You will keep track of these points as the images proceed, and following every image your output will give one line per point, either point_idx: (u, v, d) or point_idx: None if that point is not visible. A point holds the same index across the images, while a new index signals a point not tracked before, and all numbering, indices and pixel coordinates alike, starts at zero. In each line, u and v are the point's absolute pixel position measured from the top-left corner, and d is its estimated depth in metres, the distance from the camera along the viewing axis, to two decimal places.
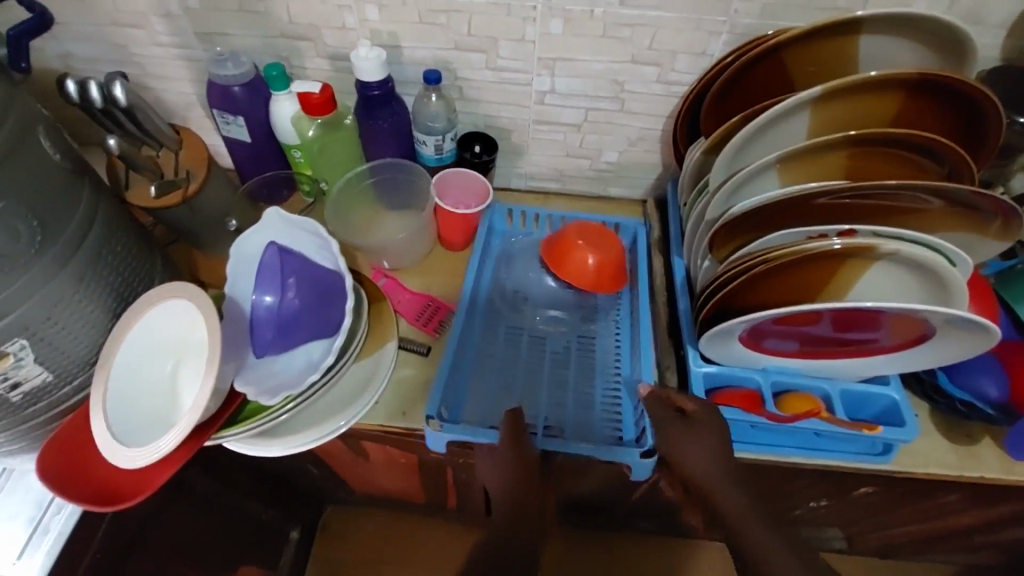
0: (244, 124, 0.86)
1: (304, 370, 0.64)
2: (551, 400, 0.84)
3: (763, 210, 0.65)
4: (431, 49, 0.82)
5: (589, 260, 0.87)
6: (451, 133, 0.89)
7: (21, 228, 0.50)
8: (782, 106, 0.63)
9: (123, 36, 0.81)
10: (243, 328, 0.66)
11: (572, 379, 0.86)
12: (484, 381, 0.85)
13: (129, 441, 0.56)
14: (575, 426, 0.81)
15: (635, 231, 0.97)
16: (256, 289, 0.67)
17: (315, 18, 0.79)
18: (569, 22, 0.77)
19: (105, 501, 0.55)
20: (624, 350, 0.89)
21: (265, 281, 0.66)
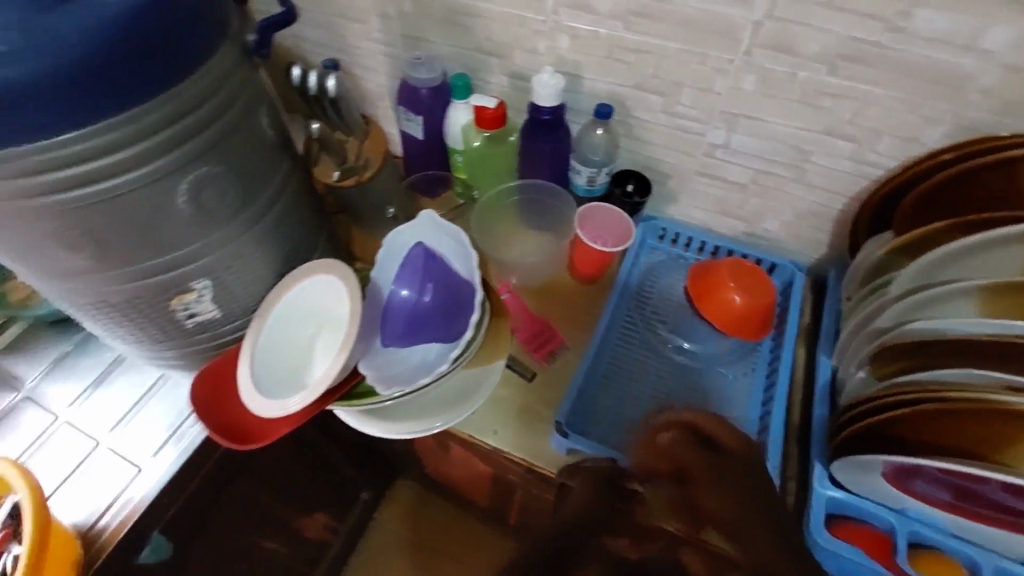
0: (421, 124, 0.93)
1: (418, 369, 0.67)
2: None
3: (948, 345, 0.57)
4: (610, 84, 0.81)
5: (736, 301, 0.83)
6: (607, 167, 0.88)
7: (228, 190, 0.58)
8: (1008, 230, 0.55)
9: (344, 27, 0.91)
10: (373, 314, 0.70)
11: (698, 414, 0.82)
12: (602, 390, 0.83)
13: (262, 388, 0.63)
14: None
15: (791, 274, 0.90)
16: (395, 281, 0.71)
17: (510, 38, 0.82)
18: (765, 81, 0.72)
19: (231, 437, 0.62)
20: (757, 393, 0.83)
21: (406, 278, 0.70)
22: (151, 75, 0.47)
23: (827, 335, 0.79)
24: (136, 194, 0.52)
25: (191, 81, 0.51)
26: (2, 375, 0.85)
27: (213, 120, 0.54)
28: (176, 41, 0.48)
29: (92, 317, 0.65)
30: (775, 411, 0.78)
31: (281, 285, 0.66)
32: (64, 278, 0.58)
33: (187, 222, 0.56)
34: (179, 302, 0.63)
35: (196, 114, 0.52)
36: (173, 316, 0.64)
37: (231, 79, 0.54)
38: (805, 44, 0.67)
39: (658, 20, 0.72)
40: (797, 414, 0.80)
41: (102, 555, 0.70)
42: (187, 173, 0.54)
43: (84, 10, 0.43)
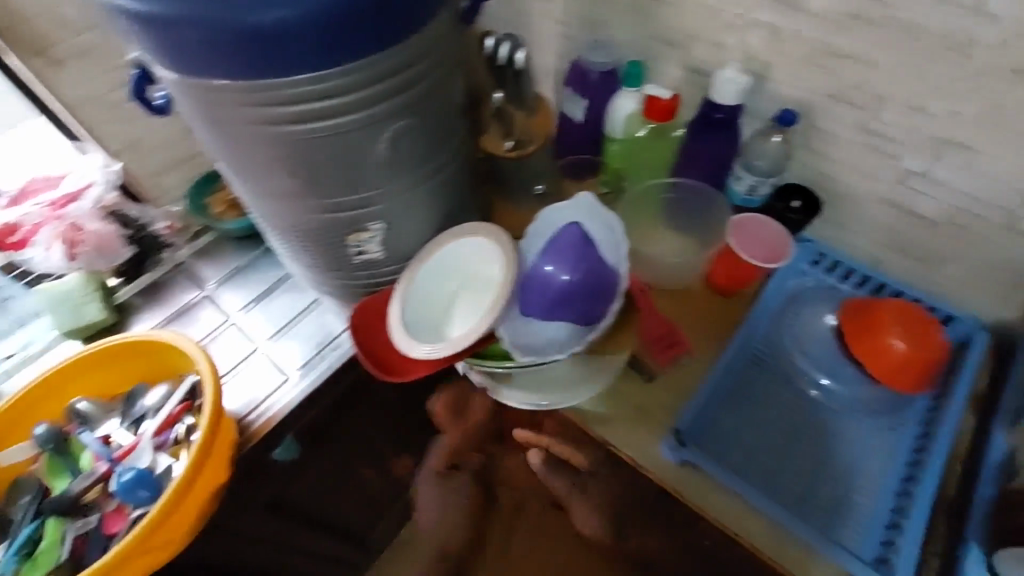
0: (584, 107, 0.92)
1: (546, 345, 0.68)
2: (797, 466, 0.75)
3: None
4: (799, 90, 0.75)
5: (902, 349, 0.74)
6: (773, 179, 0.83)
7: (414, 142, 0.62)
8: None
9: (528, 4, 0.94)
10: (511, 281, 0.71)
11: (828, 458, 0.75)
12: (724, 409, 0.79)
13: (410, 328, 0.69)
14: (801, 504, 0.72)
15: (969, 330, 0.79)
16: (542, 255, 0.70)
17: (697, 29, 0.79)
18: (995, 109, 0.63)
19: (377, 365, 0.69)
20: (903, 451, 0.75)
21: (550, 256, 0.70)
22: (385, 31, 0.52)
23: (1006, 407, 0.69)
24: (344, 134, 0.57)
25: (410, 41, 0.55)
26: (192, 273, 0.99)
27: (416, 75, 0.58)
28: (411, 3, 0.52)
29: (278, 236, 0.74)
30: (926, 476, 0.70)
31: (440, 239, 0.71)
32: (270, 198, 0.66)
33: (378, 169, 0.62)
34: (355, 239, 0.69)
35: (407, 72, 0.56)
36: (345, 251, 0.71)
37: (438, 39, 0.58)
38: None
39: (876, 26, 0.65)
40: (953, 488, 0.71)
41: (248, 444, 0.80)
42: (388, 124, 0.59)
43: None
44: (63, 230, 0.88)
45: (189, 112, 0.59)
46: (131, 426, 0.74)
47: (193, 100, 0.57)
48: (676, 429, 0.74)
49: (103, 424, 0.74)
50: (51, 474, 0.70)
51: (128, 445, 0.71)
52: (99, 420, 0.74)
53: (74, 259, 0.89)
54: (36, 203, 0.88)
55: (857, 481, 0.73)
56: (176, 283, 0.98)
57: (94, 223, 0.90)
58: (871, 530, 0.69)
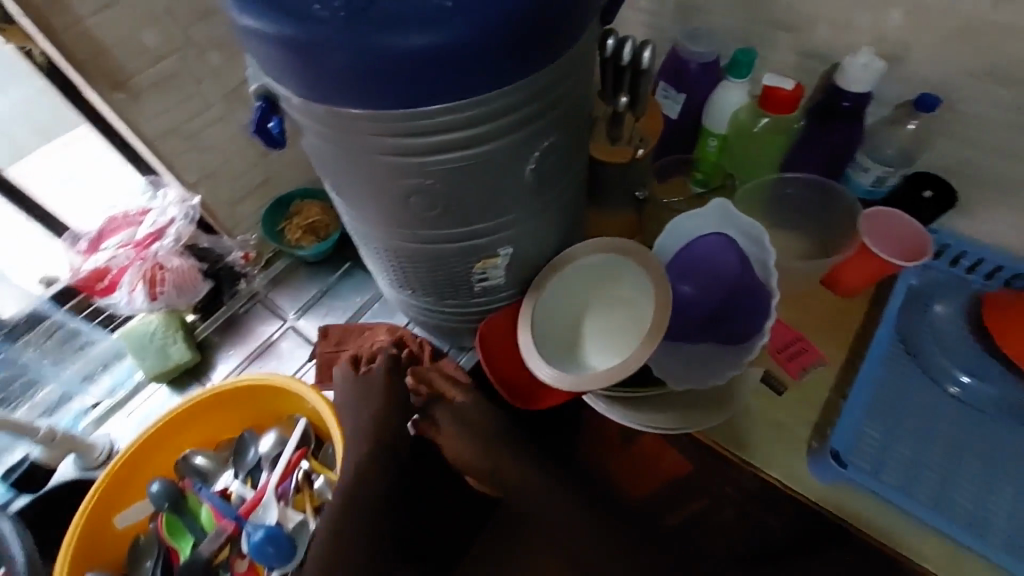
0: (682, 102, 0.86)
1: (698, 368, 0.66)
2: (958, 478, 0.69)
3: None
4: (941, 71, 0.69)
5: None
6: (905, 168, 0.76)
7: (548, 162, 0.57)
8: None
9: None
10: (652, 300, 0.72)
11: (994, 470, 0.69)
12: (869, 418, 0.73)
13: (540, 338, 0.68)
14: (976, 522, 0.66)
15: None
16: (683, 274, 0.70)
17: (818, 11, 0.73)
18: None
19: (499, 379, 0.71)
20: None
21: (691, 270, 0.70)
22: (548, 49, 0.48)
23: None
24: (488, 161, 0.53)
25: (565, 55, 0.50)
26: (270, 304, 0.94)
27: (559, 86, 0.52)
28: (568, 12, 0.47)
29: (386, 266, 0.70)
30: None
31: (575, 253, 0.69)
32: (392, 229, 0.61)
33: (522, 193, 0.58)
34: (480, 267, 0.65)
35: (562, 87, 0.53)
36: (468, 280, 0.67)
37: (581, 48, 0.52)
38: None
39: None
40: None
41: None
42: (535, 147, 0.54)
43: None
44: (146, 270, 0.84)
45: (315, 142, 0.55)
46: (246, 477, 0.71)
47: (324, 131, 0.53)
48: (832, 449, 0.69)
49: (218, 478, 0.72)
50: (170, 530, 0.69)
51: (250, 499, 0.67)
52: (215, 474, 0.72)
53: (155, 299, 0.85)
54: (120, 245, 0.84)
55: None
56: (256, 315, 0.94)
57: (174, 260, 0.85)
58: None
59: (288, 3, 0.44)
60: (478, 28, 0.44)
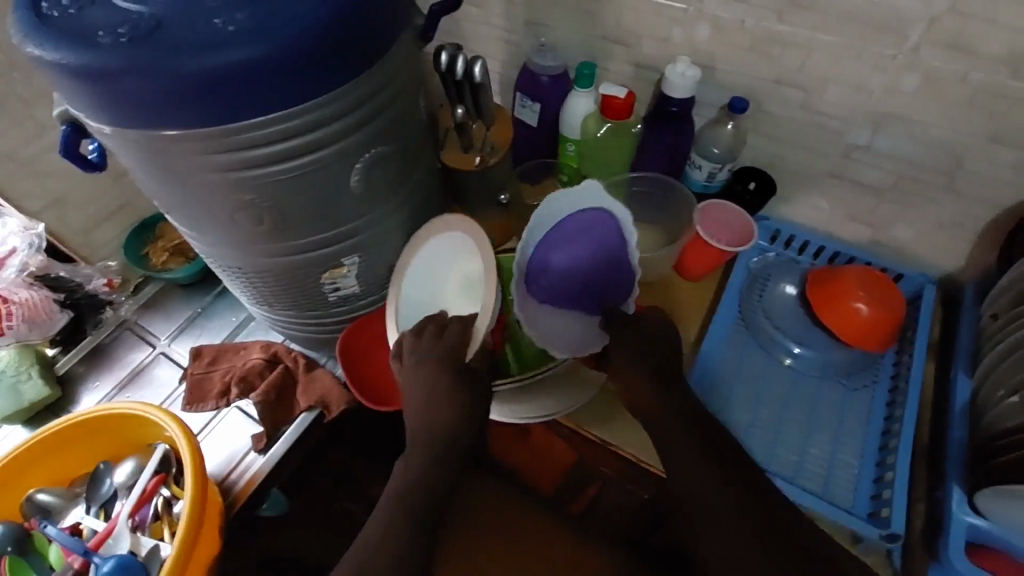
0: (538, 111, 0.93)
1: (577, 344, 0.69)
2: (784, 437, 0.77)
3: None
4: (746, 78, 0.78)
5: (860, 309, 0.78)
6: (730, 163, 0.85)
7: (385, 172, 0.60)
8: None
9: (465, 13, 0.95)
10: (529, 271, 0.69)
11: (815, 427, 0.78)
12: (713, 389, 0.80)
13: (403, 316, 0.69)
14: (798, 473, 0.74)
15: (921, 285, 0.84)
16: (559, 244, 0.68)
17: (641, 27, 0.81)
18: (929, 81, 0.67)
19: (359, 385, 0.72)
20: (878, 407, 0.79)
21: (568, 240, 0.68)
22: (347, 67, 0.51)
23: (964, 353, 0.74)
24: (310, 175, 0.55)
25: (374, 69, 0.53)
26: (139, 331, 0.91)
27: (375, 96, 0.55)
28: (367, 34, 0.50)
29: (241, 283, 0.70)
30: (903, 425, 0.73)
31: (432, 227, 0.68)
32: (232, 246, 0.62)
33: (352, 203, 0.60)
34: (330, 277, 0.66)
35: (374, 100, 0.55)
36: (320, 290, 0.68)
37: (395, 59, 0.55)
38: (989, 43, 0.62)
39: (816, 12, 0.68)
40: (927, 433, 0.74)
41: (235, 507, 0.76)
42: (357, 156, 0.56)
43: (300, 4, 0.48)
44: None
45: (130, 165, 0.55)
46: (99, 509, 0.70)
47: (136, 151, 0.53)
48: None
49: (68, 513, 0.70)
50: None
51: (100, 532, 0.66)
52: (63, 509, 0.70)
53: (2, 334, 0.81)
54: None
55: (843, 443, 0.77)
56: (124, 343, 0.90)
57: (21, 292, 0.82)
58: (862, 485, 0.72)
59: (77, 32, 0.46)
60: (270, 50, 0.46)
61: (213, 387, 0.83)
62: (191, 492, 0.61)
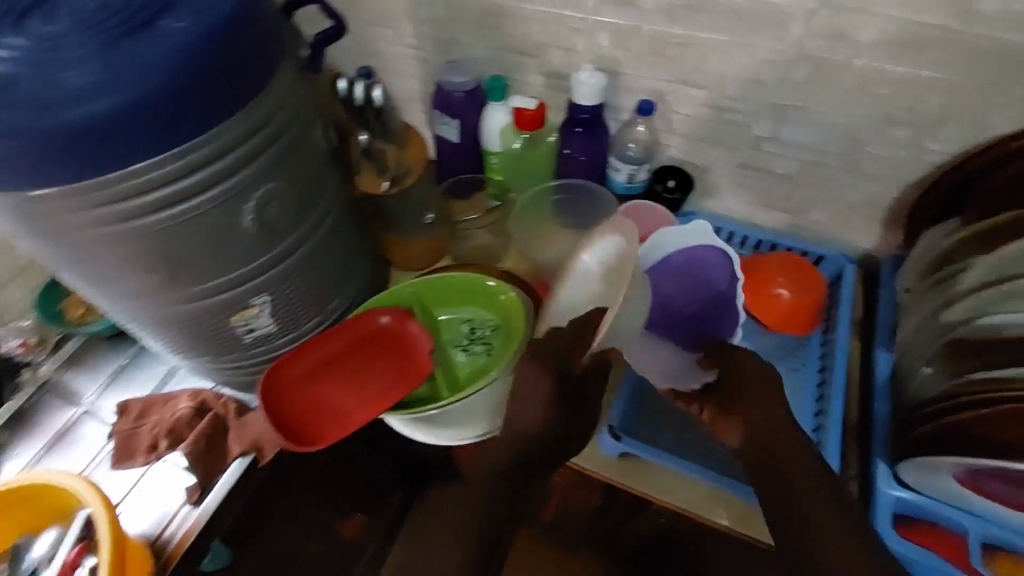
0: (457, 127, 0.92)
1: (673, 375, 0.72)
2: None
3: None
4: (651, 80, 0.79)
5: (782, 296, 0.80)
6: (647, 164, 0.87)
7: (286, 207, 0.59)
8: None
9: (375, 33, 0.94)
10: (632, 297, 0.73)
11: None
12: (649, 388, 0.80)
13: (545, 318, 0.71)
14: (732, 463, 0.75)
15: (841, 266, 0.87)
16: (666, 274, 0.76)
17: (546, 38, 0.81)
18: (818, 71, 0.69)
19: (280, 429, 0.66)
20: (809, 390, 0.80)
21: (672, 274, 0.76)
22: (217, 103, 0.49)
23: (884, 329, 0.76)
24: (200, 219, 0.53)
25: (256, 103, 0.52)
26: (62, 390, 0.87)
27: (259, 131, 0.54)
28: (237, 72, 0.50)
29: (150, 334, 0.67)
30: (831, 407, 0.74)
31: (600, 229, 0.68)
32: (129, 298, 0.59)
33: (249, 243, 0.58)
34: (241, 319, 0.64)
35: (258, 136, 0.54)
36: (232, 333, 0.65)
37: (275, 90, 0.54)
38: (865, 31, 0.64)
39: (704, 14, 0.70)
40: (856, 412, 0.75)
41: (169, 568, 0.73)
42: (249, 195, 0.55)
43: (160, 46, 0.47)
44: None
45: (7, 226, 0.53)
46: None
47: (5, 211, 0.50)
48: (609, 426, 0.74)
49: None
50: None
51: None
52: None
53: None
54: None
55: None
56: (45, 405, 0.86)
57: None
58: None
59: None
60: (137, 98, 0.45)
61: (142, 443, 0.80)
62: (108, 562, 0.60)
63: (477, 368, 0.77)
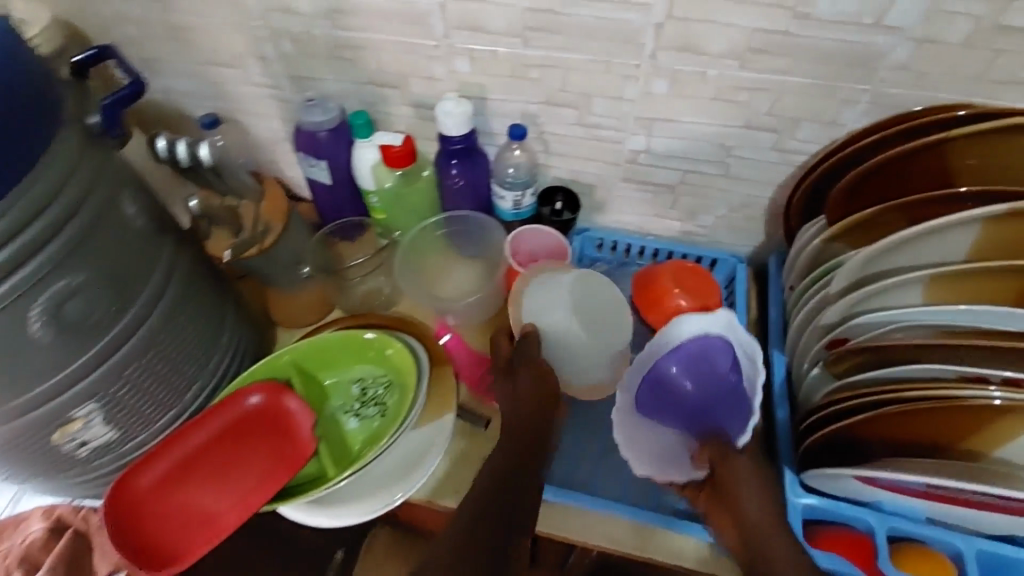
0: (327, 169, 0.85)
1: (663, 460, 0.73)
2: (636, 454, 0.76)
3: (893, 345, 0.55)
4: (519, 103, 0.76)
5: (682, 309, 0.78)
6: (532, 187, 0.83)
7: (96, 303, 0.53)
8: (931, 225, 0.54)
9: (221, 75, 0.85)
10: (633, 379, 0.74)
11: None
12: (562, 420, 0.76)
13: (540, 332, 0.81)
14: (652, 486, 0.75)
15: (733, 268, 0.88)
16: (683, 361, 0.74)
17: (403, 68, 0.76)
18: (675, 84, 0.68)
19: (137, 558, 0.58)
20: None
21: (690, 362, 0.74)
22: None
23: (777, 329, 0.77)
24: None
25: (20, 192, 0.45)
26: None
27: (31, 223, 0.46)
28: None
29: None
30: None
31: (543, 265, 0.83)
32: None
33: (47, 352, 0.51)
34: (64, 434, 0.57)
35: (26, 236, 0.46)
36: (60, 450, 0.59)
37: (49, 169, 0.47)
38: (711, 42, 0.63)
39: (556, 34, 0.67)
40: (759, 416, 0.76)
41: None
42: (33, 301, 0.48)
43: None
44: None
45: None
46: None
47: None
48: None
49: None
50: None
51: None
52: None
53: None
54: None
55: None
56: None
57: None
58: None
59: None
60: None
61: None
62: None
63: (372, 434, 0.71)
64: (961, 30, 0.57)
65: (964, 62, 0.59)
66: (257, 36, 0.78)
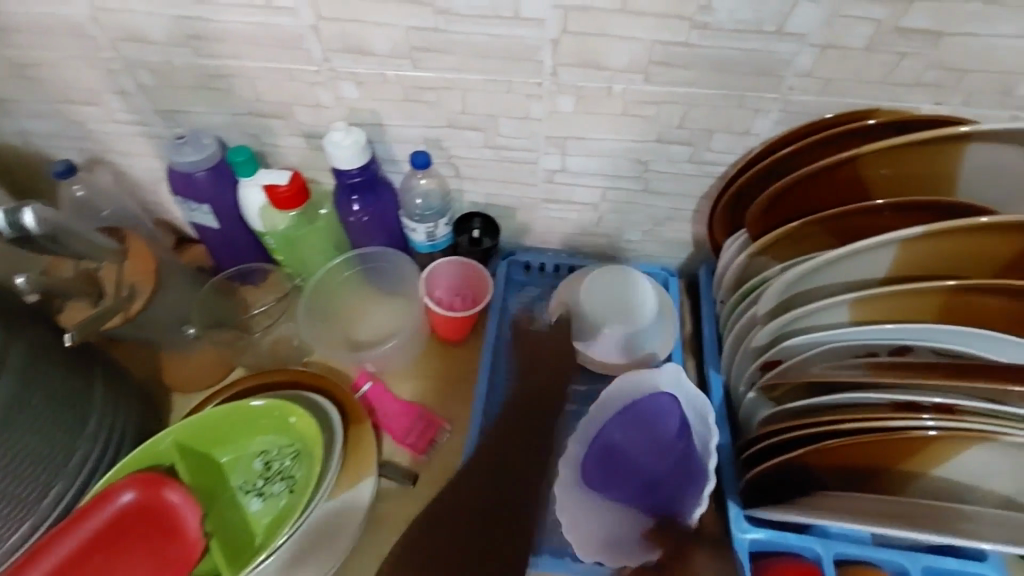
0: (211, 212, 0.75)
1: (608, 542, 0.64)
2: None
3: (824, 377, 0.52)
4: (419, 127, 0.69)
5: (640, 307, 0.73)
6: (445, 217, 0.76)
7: None
8: (850, 247, 0.51)
9: (77, 112, 0.74)
10: (577, 447, 0.70)
11: None
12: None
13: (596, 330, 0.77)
14: None
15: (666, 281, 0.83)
16: (631, 426, 0.71)
17: (285, 96, 0.68)
18: (582, 100, 0.63)
19: None
20: None
21: (639, 426, 0.70)
22: None
23: (711, 348, 0.73)
24: None
25: None
26: None
27: None
28: None
29: None
30: None
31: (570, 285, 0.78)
32: None
33: None
34: None
35: None
36: None
37: None
38: (613, 56, 0.58)
39: (447, 53, 0.60)
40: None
41: None
42: None
43: None
44: None
45: None
46: None
47: None
48: None
49: None
50: None
51: None
52: None
53: None
54: None
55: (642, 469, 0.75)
56: None
57: None
58: None
59: None
60: None
61: None
62: None
63: (279, 513, 0.63)
64: (863, 35, 0.55)
65: (869, 66, 0.57)
66: (108, 68, 0.67)
